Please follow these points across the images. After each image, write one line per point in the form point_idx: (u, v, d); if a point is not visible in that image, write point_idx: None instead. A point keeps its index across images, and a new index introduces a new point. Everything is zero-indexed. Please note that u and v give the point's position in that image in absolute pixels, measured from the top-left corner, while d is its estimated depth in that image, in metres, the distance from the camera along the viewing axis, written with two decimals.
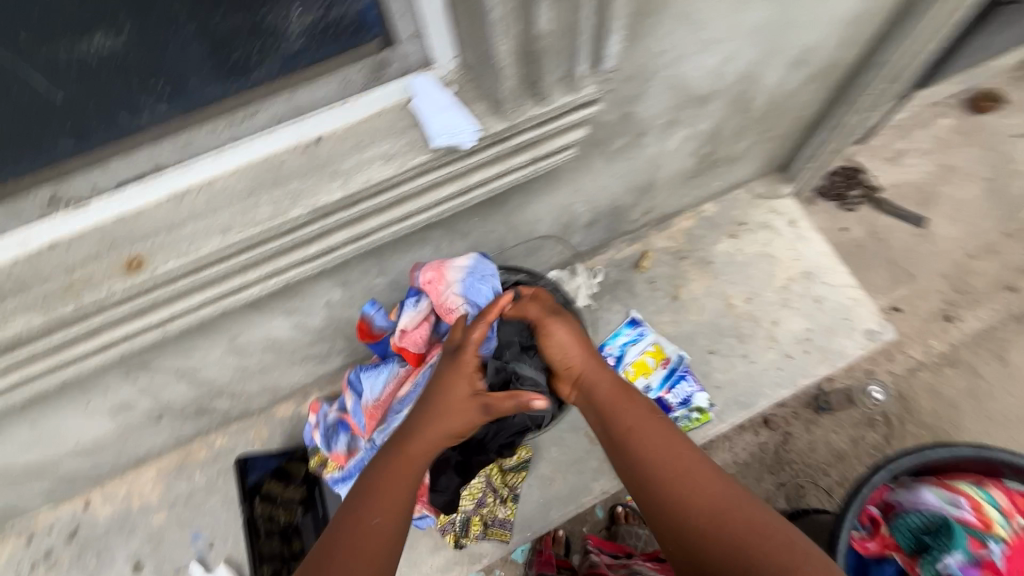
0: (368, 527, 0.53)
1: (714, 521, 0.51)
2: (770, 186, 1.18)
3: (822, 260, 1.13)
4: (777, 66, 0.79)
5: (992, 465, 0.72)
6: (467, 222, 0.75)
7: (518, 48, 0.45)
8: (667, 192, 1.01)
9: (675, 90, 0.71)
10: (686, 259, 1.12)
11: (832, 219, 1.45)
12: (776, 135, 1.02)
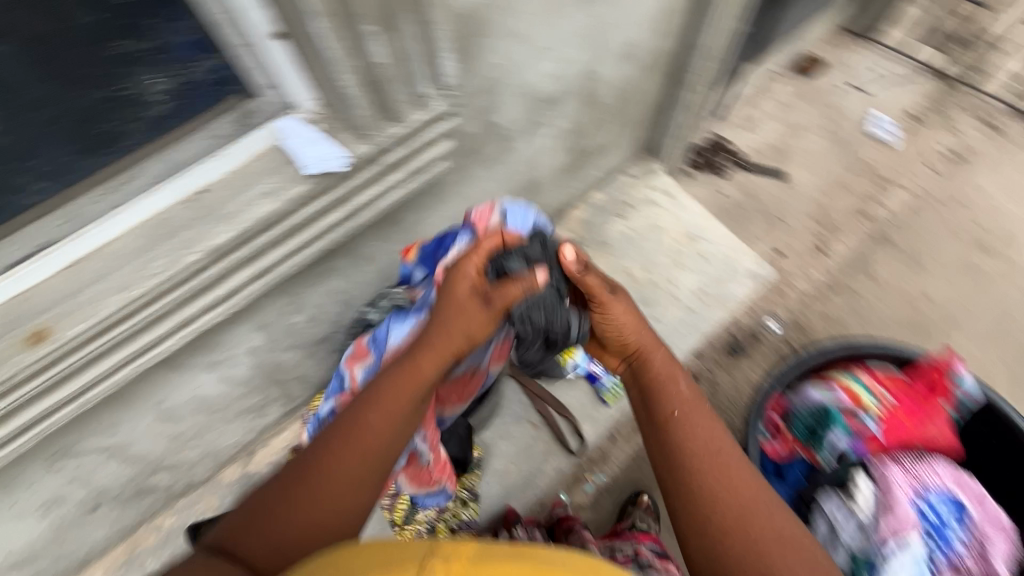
0: (367, 426, 0.55)
1: (744, 522, 0.54)
2: (644, 167, 1.33)
3: (700, 221, 1.28)
4: (610, 63, 0.92)
5: (855, 354, 0.86)
6: (369, 246, 0.82)
7: (363, 80, 0.53)
8: (552, 188, 1.13)
9: (525, 95, 0.81)
10: (585, 244, 1.24)
11: (710, 186, 1.64)
12: (632, 122, 1.16)
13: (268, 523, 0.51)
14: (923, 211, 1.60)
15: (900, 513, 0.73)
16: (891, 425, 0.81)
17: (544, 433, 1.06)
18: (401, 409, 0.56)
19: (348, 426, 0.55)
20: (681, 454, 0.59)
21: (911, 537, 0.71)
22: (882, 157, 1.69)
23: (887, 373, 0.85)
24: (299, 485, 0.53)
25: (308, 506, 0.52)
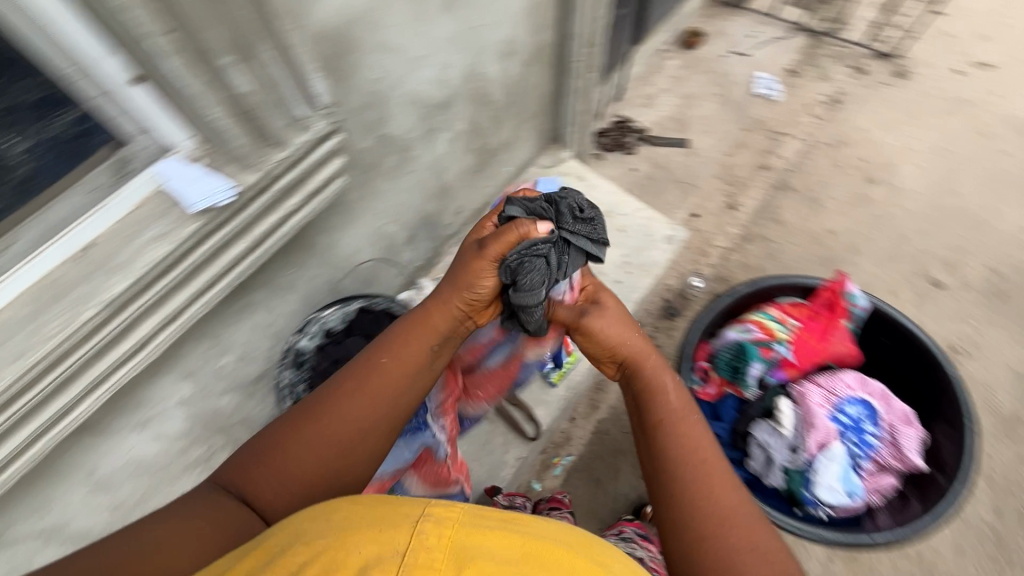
0: (378, 367, 0.64)
1: (713, 528, 0.57)
2: (552, 156, 1.39)
3: (614, 196, 1.34)
4: (491, 62, 0.97)
5: (761, 291, 0.94)
6: (286, 274, 0.83)
7: (232, 111, 0.54)
8: (465, 189, 1.16)
9: (413, 103, 0.84)
10: None
11: (622, 165, 1.73)
12: (530, 115, 1.22)
13: (278, 460, 0.59)
14: (815, 155, 1.74)
15: (821, 426, 0.80)
16: (801, 347, 0.88)
17: (500, 425, 1.09)
18: (411, 364, 0.66)
19: (364, 368, 0.64)
20: (665, 458, 0.63)
21: (835, 446, 0.78)
22: (771, 111, 1.82)
23: (792, 302, 0.93)
24: (306, 423, 0.61)
25: (304, 453, 0.59)
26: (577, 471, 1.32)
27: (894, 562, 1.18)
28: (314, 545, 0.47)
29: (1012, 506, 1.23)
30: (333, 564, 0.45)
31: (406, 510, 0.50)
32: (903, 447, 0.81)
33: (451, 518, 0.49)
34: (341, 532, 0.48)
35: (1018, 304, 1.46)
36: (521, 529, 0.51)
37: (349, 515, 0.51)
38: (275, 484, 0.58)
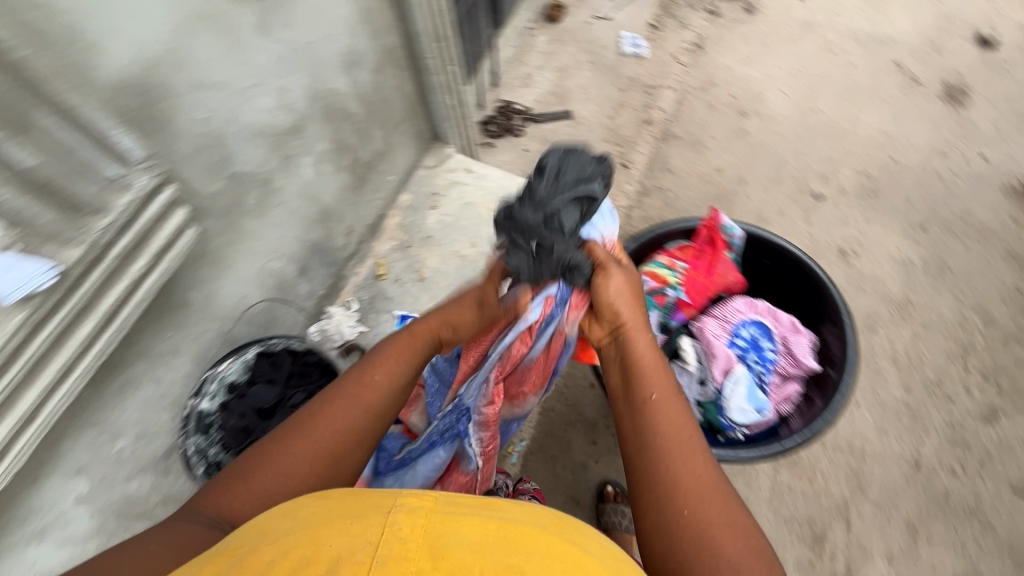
0: (371, 381, 0.71)
1: (684, 494, 0.62)
2: (437, 156, 1.39)
3: (505, 181, 1.35)
4: (336, 76, 0.95)
5: (655, 241, 0.95)
6: (165, 338, 0.79)
7: (24, 189, 0.52)
8: (350, 207, 1.14)
9: (258, 136, 0.81)
10: (411, 246, 1.27)
11: (514, 148, 1.75)
12: (399, 121, 1.21)
13: (267, 460, 0.63)
14: (690, 100, 1.83)
15: (721, 354, 0.88)
16: (692, 286, 0.94)
17: None
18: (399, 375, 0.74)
19: (354, 386, 0.71)
20: (649, 427, 0.68)
21: (736, 369, 0.86)
22: (642, 68, 1.89)
23: (679, 245, 0.97)
24: (298, 434, 0.66)
25: (295, 456, 0.64)
26: (533, 452, 1.35)
27: (829, 457, 1.28)
28: (285, 542, 0.48)
29: (917, 379, 1.36)
30: (305, 559, 0.46)
31: (378, 502, 0.51)
32: (797, 354, 0.90)
33: (424, 507, 0.50)
34: (308, 529, 0.49)
35: (889, 198, 1.60)
36: (500, 514, 0.53)
37: (321, 511, 0.52)
38: (267, 493, 0.61)
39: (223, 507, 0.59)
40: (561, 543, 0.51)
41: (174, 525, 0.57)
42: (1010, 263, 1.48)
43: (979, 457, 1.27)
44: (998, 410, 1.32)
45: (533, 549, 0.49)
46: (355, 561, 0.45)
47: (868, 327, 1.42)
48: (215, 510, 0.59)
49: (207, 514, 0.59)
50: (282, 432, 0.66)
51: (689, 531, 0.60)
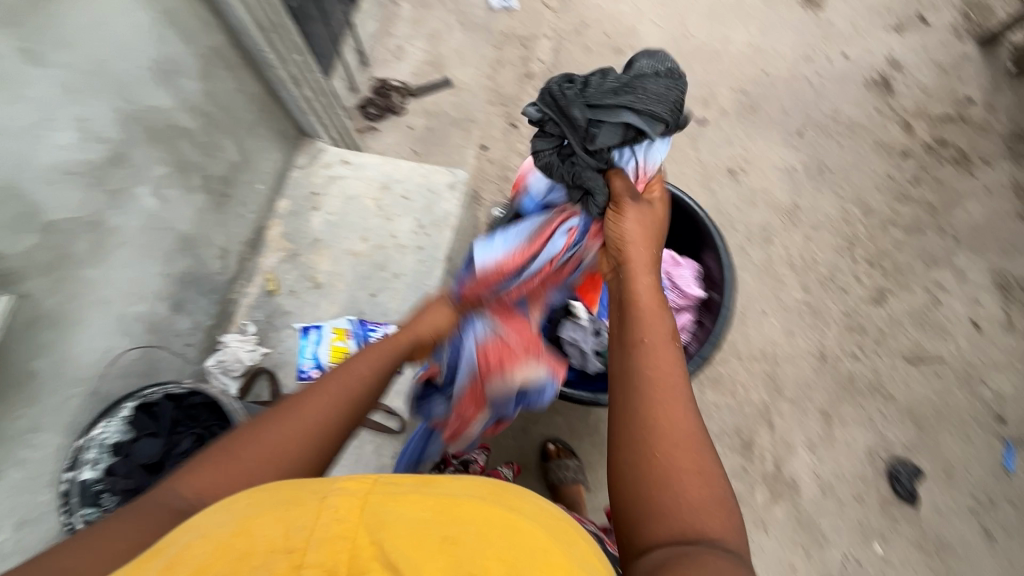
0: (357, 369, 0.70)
1: (658, 439, 0.56)
2: (309, 153, 1.31)
3: (384, 166, 1.29)
4: (151, 91, 0.85)
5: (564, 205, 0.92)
6: (18, 417, 0.71)
7: None
8: (218, 227, 1.07)
9: (65, 176, 0.73)
10: (300, 253, 1.21)
11: (398, 126, 1.68)
12: (252, 124, 1.12)
13: (234, 454, 0.56)
14: (567, 45, 1.79)
15: None
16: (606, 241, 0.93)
17: (366, 435, 1.07)
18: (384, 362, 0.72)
19: (340, 372, 0.68)
20: (637, 370, 0.62)
21: None
22: (514, 19, 1.83)
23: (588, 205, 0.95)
24: (273, 421, 0.60)
25: (278, 453, 0.57)
26: None
27: (746, 367, 1.36)
28: (215, 535, 0.42)
29: (813, 278, 1.44)
30: (237, 553, 0.41)
31: (314, 488, 0.47)
32: (682, 285, 0.95)
33: (364, 488, 0.46)
34: (241, 517, 0.43)
35: (767, 111, 1.64)
36: (440, 489, 0.48)
37: (254, 499, 0.46)
38: (256, 472, 0.55)
39: (205, 490, 0.53)
40: (508, 516, 0.46)
41: (147, 510, 0.50)
42: (880, 151, 1.57)
43: (874, 337, 1.38)
44: (886, 290, 1.42)
45: (471, 522, 0.44)
46: (289, 548, 0.41)
47: (764, 239, 1.49)
48: (193, 494, 0.53)
49: (177, 498, 0.52)
50: (258, 422, 0.60)
51: (654, 476, 0.55)
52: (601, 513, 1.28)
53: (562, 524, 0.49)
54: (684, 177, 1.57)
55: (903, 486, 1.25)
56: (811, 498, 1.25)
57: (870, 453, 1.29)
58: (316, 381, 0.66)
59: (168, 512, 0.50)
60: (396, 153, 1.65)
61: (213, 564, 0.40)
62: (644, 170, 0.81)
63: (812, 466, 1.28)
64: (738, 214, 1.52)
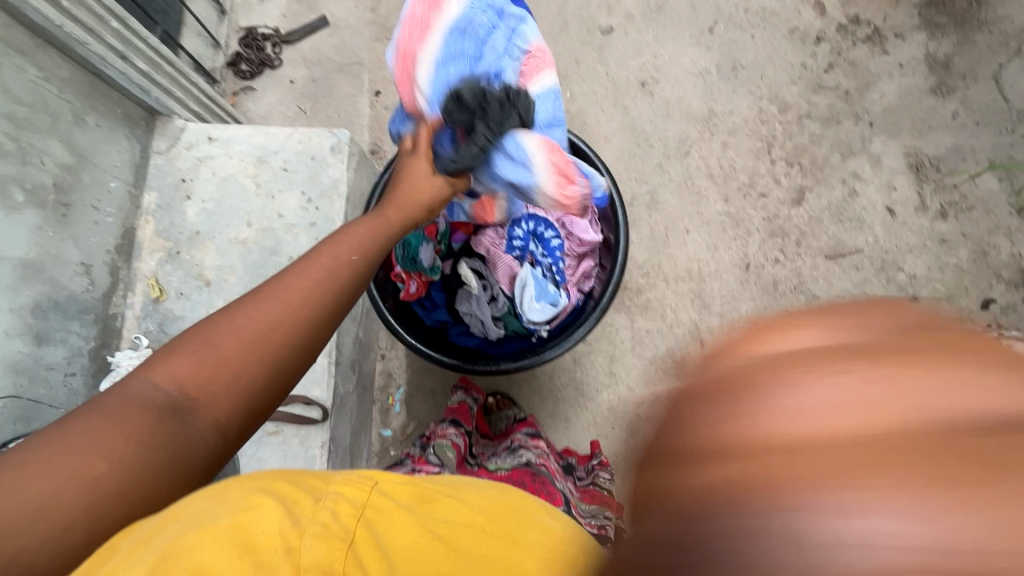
0: (341, 249, 0.68)
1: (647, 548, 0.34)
2: (167, 135, 1.15)
3: (256, 138, 1.16)
4: None
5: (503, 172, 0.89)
6: None
7: None
8: (68, 242, 0.95)
9: None
10: (181, 251, 1.10)
11: (277, 82, 1.50)
12: (78, 115, 0.97)
13: (219, 334, 0.57)
14: None
15: (504, 261, 1.03)
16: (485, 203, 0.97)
17: (291, 429, 1.04)
18: (364, 248, 0.70)
19: (325, 254, 0.67)
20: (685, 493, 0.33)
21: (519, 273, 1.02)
22: None
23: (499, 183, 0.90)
24: (261, 305, 0.60)
25: (266, 336, 0.58)
26: (415, 394, 1.33)
27: (673, 289, 1.36)
28: (216, 528, 0.44)
29: (733, 187, 1.41)
30: (242, 544, 0.44)
31: (310, 487, 0.50)
32: (578, 233, 1.04)
33: (361, 498, 0.49)
34: (240, 513, 0.45)
35: (674, 9, 1.51)
36: (436, 509, 0.51)
37: (250, 492, 0.48)
38: (239, 362, 0.56)
39: (185, 378, 0.54)
40: (496, 546, 0.49)
41: (124, 400, 0.51)
42: (794, 39, 1.48)
43: (795, 239, 1.38)
44: (805, 189, 1.40)
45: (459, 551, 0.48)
46: (287, 543, 0.44)
47: (682, 152, 1.43)
48: (171, 381, 0.54)
49: (157, 386, 0.53)
50: (247, 298, 0.61)
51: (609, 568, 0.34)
52: None
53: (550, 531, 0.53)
54: (594, 96, 1.47)
55: None
56: None
57: None
58: (302, 260, 0.65)
59: (141, 407, 0.51)
60: (280, 114, 1.48)
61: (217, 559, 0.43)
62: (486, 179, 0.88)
63: None
64: (654, 129, 1.44)
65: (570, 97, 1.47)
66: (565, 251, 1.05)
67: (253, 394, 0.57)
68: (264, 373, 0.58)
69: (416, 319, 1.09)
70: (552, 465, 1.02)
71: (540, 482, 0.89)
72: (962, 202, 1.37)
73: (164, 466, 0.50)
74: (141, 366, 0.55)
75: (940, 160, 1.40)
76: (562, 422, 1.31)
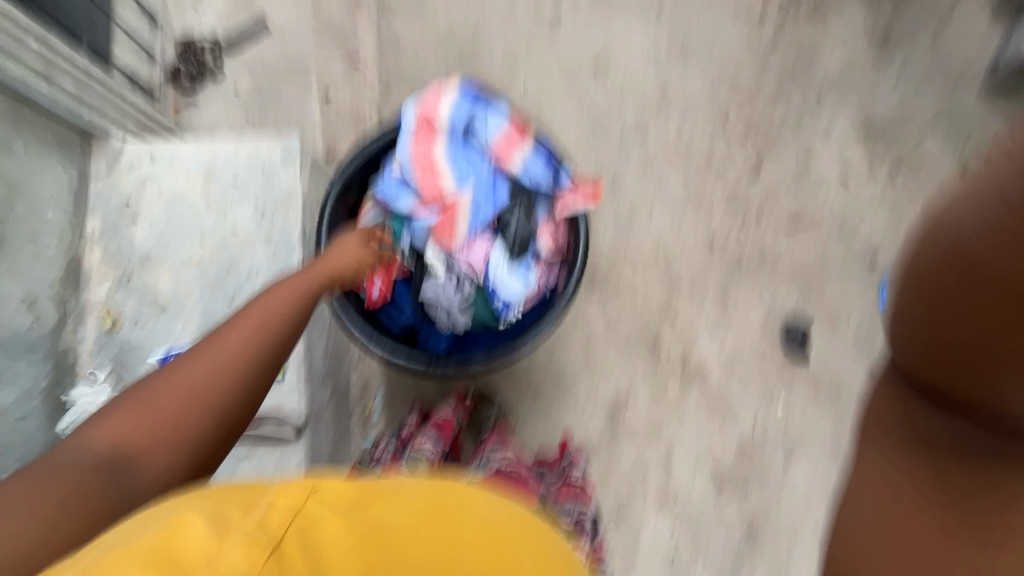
0: (296, 289, 0.71)
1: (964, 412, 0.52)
2: (105, 156, 1.09)
3: (202, 154, 1.11)
4: None
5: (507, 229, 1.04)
6: None
7: None
8: None
9: None
10: (131, 276, 1.05)
11: (220, 92, 1.45)
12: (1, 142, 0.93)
13: (179, 372, 0.57)
14: None
15: (478, 246, 1.03)
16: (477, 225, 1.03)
17: (264, 450, 1.02)
18: (315, 287, 0.73)
19: (276, 291, 0.69)
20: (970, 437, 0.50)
21: (493, 252, 1.02)
22: None
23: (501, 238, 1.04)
24: (219, 339, 0.61)
25: (234, 370, 0.59)
26: (391, 402, 1.30)
27: (642, 273, 1.37)
28: (138, 543, 0.39)
29: (692, 167, 1.43)
30: (162, 561, 0.38)
31: (246, 496, 0.45)
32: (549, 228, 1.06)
33: (295, 503, 0.45)
34: (165, 527, 0.41)
35: None
36: (377, 505, 0.48)
37: (176, 508, 0.43)
38: (177, 413, 0.55)
39: (125, 435, 0.53)
40: (453, 526, 0.48)
41: (63, 468, 0.49)
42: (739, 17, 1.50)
43: (755, 213, 1.41)
44: (760, 164, 1.43)
45: (423, 540, 0.45)
46: (209, 550, 0.39)
47: (640, 136, 1.44)
48: (112, 439, 0.53)
49: (102, 452, 0.52)
50: (208, 337, 0.61)
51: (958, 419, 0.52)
52: (533, 447, 1.30)
53: (496, 528, 0.49)
54: (548, 87, 1.46)
55: (794, 347, 1.34)
56: (717, 379, 1.33)
57: (765, 324, 1.36)
58: (259, 297, 0.68)
59: (79, 464, 0.50)
60: (228, 126, 1.43)
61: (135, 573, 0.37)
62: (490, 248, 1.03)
63: (715, 350, 1.34)
64: (610, 114, 1.45)
65: (524, 88, 1.46)
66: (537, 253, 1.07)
67: (198, 448, 0.55)
68: (206, 424, 0.56)
69: (381, 325, 1.07)
70: (525, 469, 1.00)
71: (516, 483, 0.88)
72: (910, 164, 1.42)
73: (110, 512, 0.48)
74: (80, 430, 0.54)
75: (887, 125, 1.44)
76: (543, 414, 1.31)
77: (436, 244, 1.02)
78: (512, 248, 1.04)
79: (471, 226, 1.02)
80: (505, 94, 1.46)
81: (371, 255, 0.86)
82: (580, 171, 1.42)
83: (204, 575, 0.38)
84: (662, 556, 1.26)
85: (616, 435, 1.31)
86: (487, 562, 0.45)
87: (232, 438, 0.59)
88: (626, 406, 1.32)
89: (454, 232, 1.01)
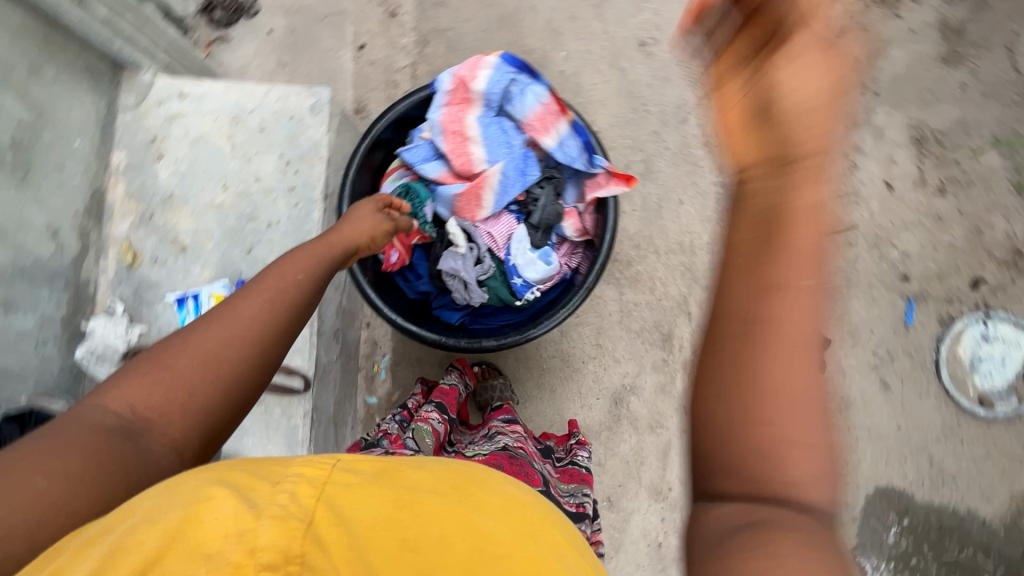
0: (309, 259, 0.71)
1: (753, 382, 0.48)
2: (134, 90, 1.08)
3: (230, 97, 1.09)
4: None
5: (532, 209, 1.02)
6: None
7: None
8: (33, 205, 0.91)
9: None
10: (154, 214, 1.05)
11: (252, 31, 1.41)
12: (34, 66, 0.91)
13: (192, 341, 0.57)
14: None
15: (500, 223, 1.01)
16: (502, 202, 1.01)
17: (272, 399, 1.03)
18: (328, 257, 0.74)
19: (288, 262, 0.69)
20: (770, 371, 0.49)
21: (515, 232, 1.00)
22: None
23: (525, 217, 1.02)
24: (232, 308, 0.61)
25: (245, 340, 0.59)
26: (399, 364, 1.31)
27: (664, 262, 1.34)
28: (166, 523, 0.39)
29: None
30: (189, 545, 0.38)
31: (268, 474, 0.46)
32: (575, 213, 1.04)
33: (321, 476, 0.46)
34: (190, 509, 0.40)
35: None
36: (398, 476, 0.49)
37: (201, 485, 0.43)
38: (190, 379, 0.54)
39: (138, 401, 0.52)
40: (477, 494, 0.49)
41: (75, 435, 0.48)
42: None
43: None
44: None
45: (451, 505, 0.46)
46: (240, 529, 0.39)
47: (679, 119, 1.37)
48: (125, 405, 0.52)
49: (113, 418, 0.51)
50: (219, 308, 0.61)
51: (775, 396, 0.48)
52: (534, 423, 1.31)
53: (516, 500, 0.50)
54: (590, 57, 1.39)
55: None
56: None
57: None
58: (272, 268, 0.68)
59: (91, 429, 0.49)
60: (257, 67, 1.40)
61: (168, 552, 0.38)
62: (513, 227, 1.01)
63: None
64: (651, 93, 1.38)
65: (565, 56, 1.39)
66: (560, 236, 1.05)
67: (212, 417, 0.55)
68: (220, 393, 0.56)
69: (397, 291, 1.07)
70: (529, 448, 1.01)
71: (518, 464, 0.88)
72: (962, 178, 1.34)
73: (125, 480, 0.48)
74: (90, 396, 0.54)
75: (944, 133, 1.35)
76: (547, 393, 1.32)
77: (458, 217, 1.00)
78: (535, 228, 1.01)
79: (496, 201, 0.99)
80: (543, 61, 1.39)
81: (386, 224, 0.85)
82: (612, 150, 1.37)
83: (231, 559, 0.38)
84: (648, 542, 1.28)
85: (617, 421, 1.31)
86: (515, 530, 0.46)
87: (243, 409, 0.59)
88: (631, 394, 1.31)
89: (478, 206, 0.99)
